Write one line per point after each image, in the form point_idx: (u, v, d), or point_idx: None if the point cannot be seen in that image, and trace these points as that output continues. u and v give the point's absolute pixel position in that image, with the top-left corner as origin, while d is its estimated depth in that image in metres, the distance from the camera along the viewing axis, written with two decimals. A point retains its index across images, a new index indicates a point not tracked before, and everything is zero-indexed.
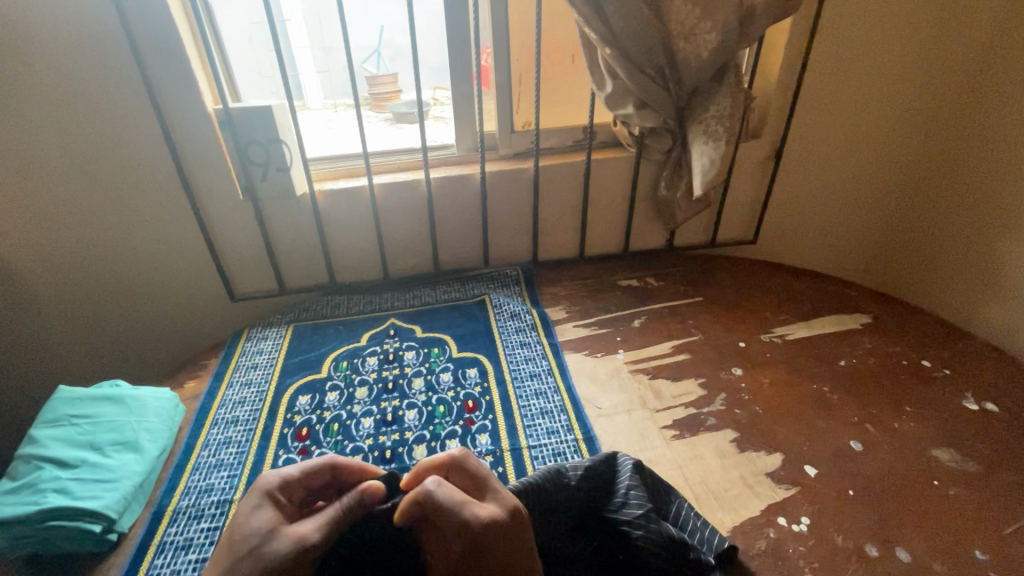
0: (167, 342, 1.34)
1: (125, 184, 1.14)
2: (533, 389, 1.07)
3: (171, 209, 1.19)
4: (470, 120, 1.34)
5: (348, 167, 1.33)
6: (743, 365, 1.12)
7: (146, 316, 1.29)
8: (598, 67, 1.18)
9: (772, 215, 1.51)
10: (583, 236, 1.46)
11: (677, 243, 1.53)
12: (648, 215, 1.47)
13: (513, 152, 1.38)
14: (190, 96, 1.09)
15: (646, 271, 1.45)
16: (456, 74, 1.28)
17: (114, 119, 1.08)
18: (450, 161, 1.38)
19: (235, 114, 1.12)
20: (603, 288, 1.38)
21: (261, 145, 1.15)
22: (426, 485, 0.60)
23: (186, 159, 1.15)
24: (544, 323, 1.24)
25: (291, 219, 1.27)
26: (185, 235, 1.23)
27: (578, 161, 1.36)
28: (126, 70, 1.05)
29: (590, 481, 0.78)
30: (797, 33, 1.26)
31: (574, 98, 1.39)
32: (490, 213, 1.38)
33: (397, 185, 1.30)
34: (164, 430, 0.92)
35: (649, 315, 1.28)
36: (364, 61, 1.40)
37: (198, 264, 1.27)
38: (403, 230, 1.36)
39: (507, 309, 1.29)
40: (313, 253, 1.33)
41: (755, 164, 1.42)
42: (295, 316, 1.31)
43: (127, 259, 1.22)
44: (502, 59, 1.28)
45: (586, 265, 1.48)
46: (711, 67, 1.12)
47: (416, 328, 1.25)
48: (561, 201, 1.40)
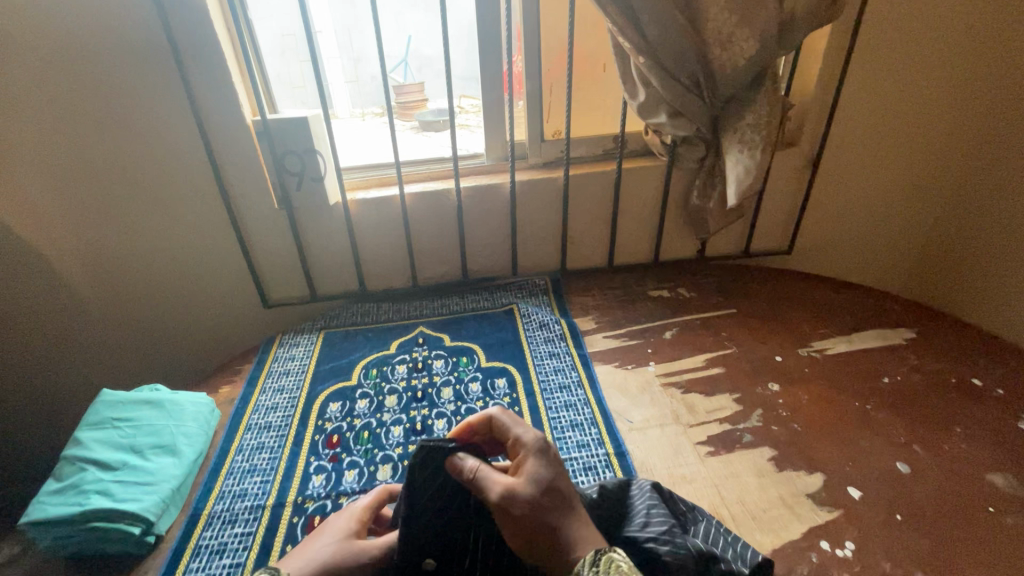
0: (202, 349, 1.37)
1: (167, 195, 1.18)
2: (562, 401, 1.05)
3: (210, 218, 1.22)
4: (500, 130, 1.35)
5: (379, 176, 1.35)
6: (779, 380, 1.08)
7: (184, 323, 1.33)
8: (631, 75, 1.17)
9: (808, 225, 1.47)
10: (613, 245, 1.44)
11: (709, 253, 1.50)
12: (678, 225, 1.45)
13: (542, 161, 1.38)
14: (230, 109, 1.13)
15: (676, 281, 1.42)
16: (487, 83, 1.28)
17: (157, 131, 1.12)
18: (480, 170, 1.38)
19: (273, 125, 1.15)
20: (632, 299, 1.36)
21: (296, 155, 1.18)
22: (489, 411, 0.71)
23: (224, 170, 1.18)
24: (575, 333, 1.23)
25: (323, 228, 1.29)
26: (222, 243, 1.26)
27: (608, 170, 1.35)
28: (170, 84, 1.09)
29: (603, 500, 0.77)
30: (837, 39, 1.22)
31: (606, 107, 1.37)
32: (519, 222, 1.38)
33: (428, 195, 1.31)
34: (201, 434, 0.93)
35: (680, 327, 1.25)
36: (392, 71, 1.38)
37: (234, 271, 1.30)
38: (432, 239, 1.37)
39: (536, 318, 1.28)
40: (345, 262, 1.35)
41: (792, 172, 1.38)
42: (326, 323, 1.33)
43: (166, 264, 1.25)
44: (532, 69, 1.28)
45: (614, 275, 1.47)
46: (747, 75, 1.10)
47: (445, 336, 1.26)
48: (591, 210, 1.39)
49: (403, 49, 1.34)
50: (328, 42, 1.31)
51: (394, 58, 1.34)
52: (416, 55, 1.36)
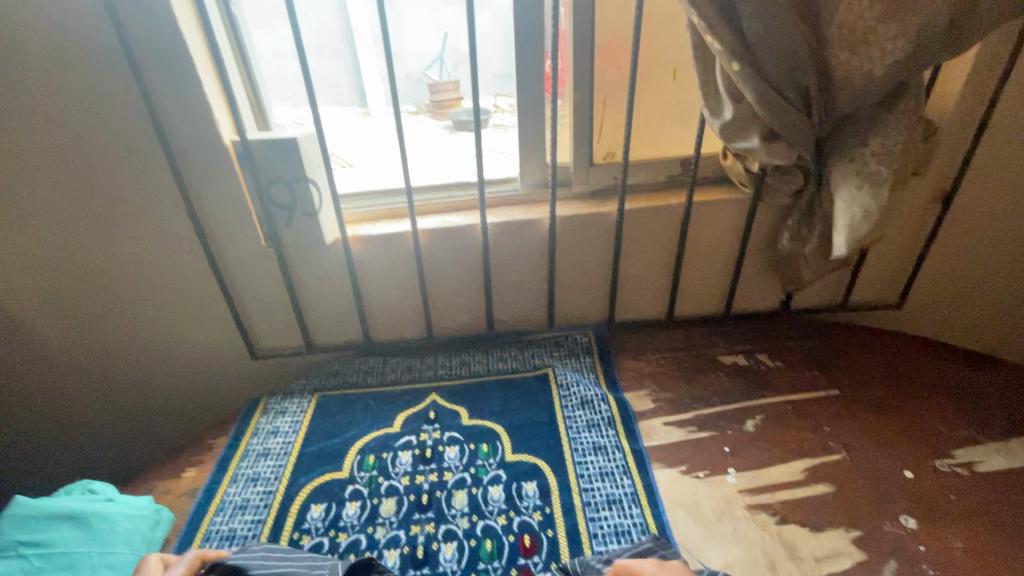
0: (179, 403, 1.17)
1: (131, 231, 0.97)
2: (611, 526, 0.79)
3: (182, 257, 1.01)
4: (539, 151, 1.08)
5: (390, 206, 1.11)
6: (915, 512, 0.78)
7: (156, 376, 1.12)
8: (714, 87, 0.89)
9: (930, 276, 1.15)
10: (674, 295, 1.16)
11: (795, 306, 1.19)
12: (759, 272, 1.15)
13: (590, 190, 1.11)
14: (203, 127, 0.90)
15: (755, 344, 1.13)
16: (526, 93, 1.02)
17: (113, 154, 0.90)
18: (512, 199, 1.12)
19: (255, 147, 0.92)
20: (700, 368, 1.07)
21: (285, 184, 0.95)
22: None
23: (198, 200, 0.96)
24: (626, 417, 0.96)
25: (320, 269, 1.06)
26: (199, 285, 1.04)
27: (674, 204, 1.06)
28: (126, 97, 0.87)
29: None
30: (1001, 37, 0.90)
31: (674, 124, 1.08)
32: (559, 265, 1.12)
33: (448, 231, 1.06)
34: (133, 565, 0.70)
35: (766, 414, 0.96)
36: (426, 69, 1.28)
37: (215, 317, 1.08)
38: (451, 283, 1.12)
39: (577, 392, 1.01)
40: (345, 307, 1.12)
41: (916, 210, 1.07)
42: (321, 382, 1.10)
43: (134, 309, 1.05)
44: (583, 76, 1.00)
45: (675, 331, 1.18)
46: (883, 88, 0.80)
47: (462, 411, 1.01)
48: (649, 253, 1.11)
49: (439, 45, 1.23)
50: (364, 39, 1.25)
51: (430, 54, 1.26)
52: (452, 50, 1.26)
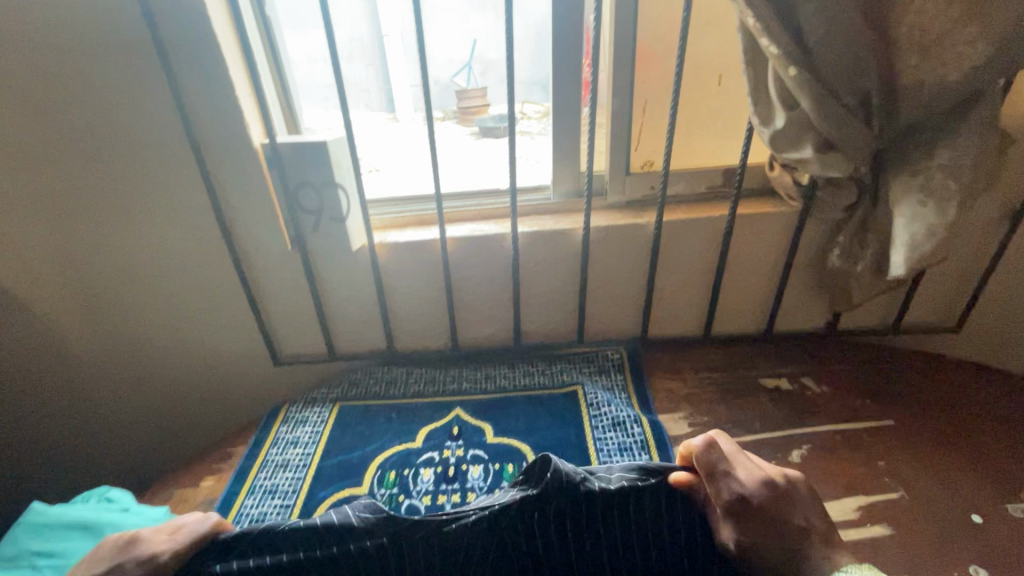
0: (200, 409, 1.15)
1: (159, 233, 0.96)
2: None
3: (209, 261, 0.99)
4: (574, 159, 1.04)
5: (418, 213, 1.08)
6: (986, 562, 0.71)
7: (178, 379, 1.11)
8: (766, 94, 0.83)
9: (993, 300, 1.06)
10: (712, 313, 1.10)
11: (842, 327, 1.12)
12: (804, 290, 1.08)
13: (625, 201, 1.07)
14: (233, 130, 0.89)
15: (798, 367, 1.06)
16: (562, 100, 0.98)
17: (144, 155, 0.90)
18: (544, 208, 1.08)
19: (285, 150, 0.90)
20: (739, 391, 1.01)
21: (313, 189, 0.93)
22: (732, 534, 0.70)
23: (226, 203, 0.95)
24: (658, 435, 0.91)
25: (346, 276, 1.04)
26: (225, 290, 1.03)
27: (715, 217, 1.01)
28: (159, 98, 0.86)
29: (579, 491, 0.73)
30: None
31: (717, 133, 1.03)
32: (591, 278, 1.07)
33: (477, 240, 1.02)
34: None
35: (813, 445, 0.89)
36: (454, 76, 1.26)
37: (240, 323, 1.06)
38: (479, 294, 1.08)
39: (607, 413, 0.96)
40: (370, 316, 1.09)
41: (981, 228, 0.99)
42: (342, 392, 1.07)
43: (160, 312, 1.03)
44: (623, 81, 0.96)
45: (712, 350, 1.12)
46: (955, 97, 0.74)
47: (487, 429, 0.96)
48: (687, 268, 1.06)
49: (469, 52, 1.21)
50: (394, 47, 1.23)
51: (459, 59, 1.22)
52: (481, 58, 1.23)
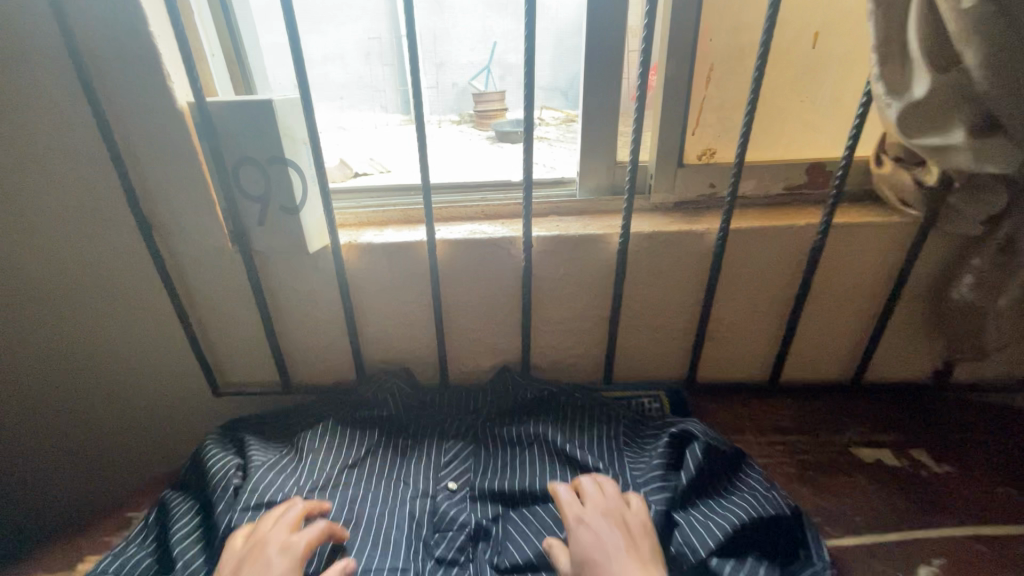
0: (124, 445, 0.91)
1: (50, 218, 0.72)
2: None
3: (122, 259, 0.75)
4: (611, 141, 0.79)
5: (403, 207, 0.83)
6: None
7: (92, 409, 0.87)
8: (900, 46, 0.57)
9: None
10: (784, 351, 0.83)
11: (958, 380, 0.84)
12: (910, 329, 0.82)
13: (674, 201, 0.81)
14: (148, 84, 0.65)
15: (903, 434, 0.79)
16: (600, 60, 0.73)
17: (25, 111, 0.65)
18: (569, 207, 0.83)
19: (217, 113, 0.65)
20: (824, 464, 0.74)
21: (257, 168, 0.68)
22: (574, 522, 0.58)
23: (142, 182, 0.71)
24: (786, 537, 0.62)
25: (303, 286, 0.79)
26: (144, 296, 0.78)
27: (799, 225, 0.75)
28: (38, 25, 0.61)
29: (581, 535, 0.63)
30: None
31: (806, 115, 0.76)
32: (626, 301, 0.81)
33: (477, 246, 0.77)
34: None
35: (945, 558, 0.61)
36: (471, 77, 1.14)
37: (167, 339, 0.82)
38: (478, 315, 0.83)
39: (646, 479, 0.67)
40: (336, 338, 0.84)
41: None
42: (289, 430, 0.81)
43: (62, 321, 0.79)
44: (684, 37, 0.70)
45: (780, 401, 0.85)
46: None
47: (484, 507, 0.69)
48: (755, 292, 0.80)
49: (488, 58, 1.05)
50: None
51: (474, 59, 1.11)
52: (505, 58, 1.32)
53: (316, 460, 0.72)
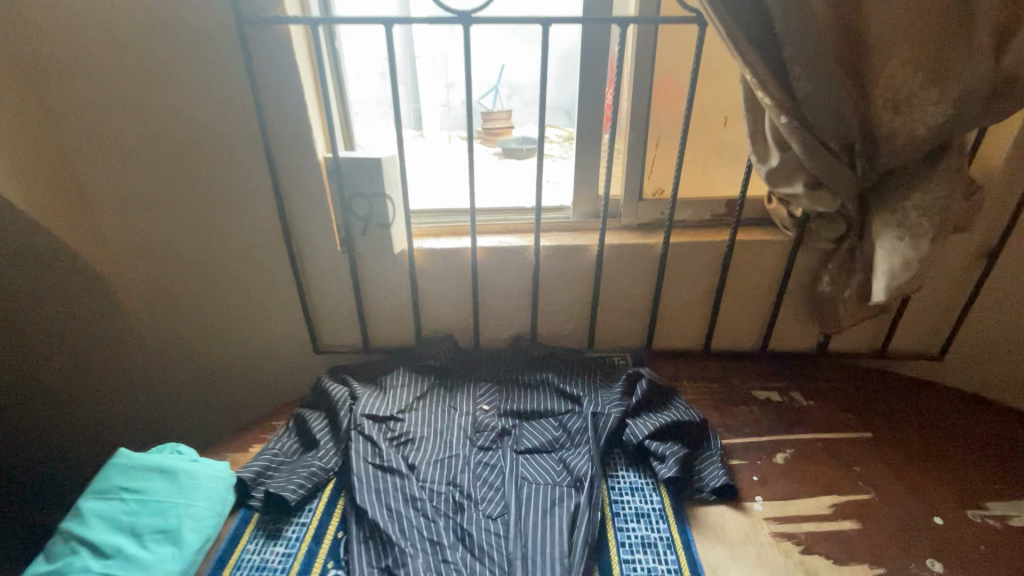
0: (243, 394, 1.26)
1: (226, 230, 1.09)
2: (645, 569, 0.79)
3: (266, 257, 1.12)
4: (593, 181, 1.17)
5: (452, 224, 1.22)
6: (942, 556, 0.80)
7: (226, 365, 1.22)
8: (763, 135, 0.95)
9: (971, 332, 1.16)
10: (712, 328, 1.21)
11: (833, 349, 1.22)
12: (797, 313, 1.19)
13: (637, 223, 1.19)
14: (303, 145, 1.03)
15: (789, 382, 1.16)
16: (585, 131, 1.12)
17: (225, 163, 1.03)
18: (564, 226, 1.21)
19: (344, 164, 1.04)
20: (732, 399, 1.11)
21: (366, 199, 1.07)
22: None
23: (290, 206, 1.08)
24: (694, 432, 0.98)
25: (385, 276, 1.17)
26: (277, 282, 1.15)
27: (717, 241, 1.13)
28: (240, 111, 0.99)
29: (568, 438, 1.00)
30: None
31: (721, 168, 1.15)
32: (602, 290, 1.19)
33: (503, 251, 1.15)
34: (212, 519, 0.79)
35: (796, 449, 0.99)
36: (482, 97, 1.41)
37: (287, 314, 1.19)
38: (502, 299, 1.21)
39: (611, 401, 1.05)
40: (402, 313, 1.21)
41: (958, 266, 1.09)
42: (370, 373, 1.17)
43: (218, 300, 1.16)
44: (641, 119, 1.09)
45: (710, 362, 1.23)
46: (923, 149, 0.86)
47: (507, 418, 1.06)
48: (690, 285, 1.17)
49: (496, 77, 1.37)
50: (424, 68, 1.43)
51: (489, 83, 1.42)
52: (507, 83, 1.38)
53: (397, 390, 1.10)
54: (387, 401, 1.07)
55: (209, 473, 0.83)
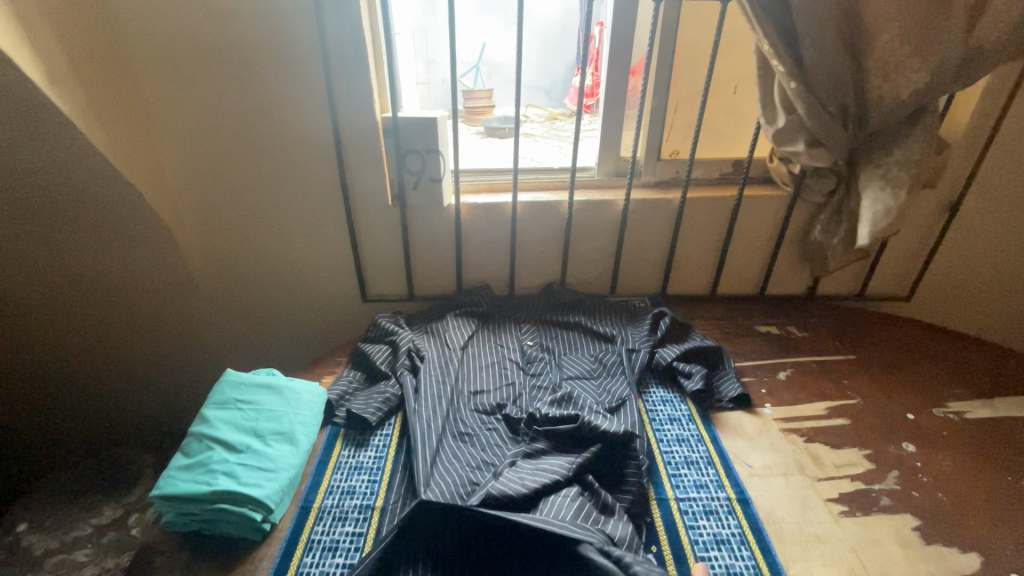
0: (298, 337, 1.38)
1: (287, 185, 1.19)
2: (682, 456, 0.96)
3: (325, 210, 1.22)
4: (616, 144, 1.32)
5: (489, 182, 1.33)
6: (915, 441, 0.99)
7: (283, 308, 1.34)
8: (772, 101, 1.11)
9: (935, 274, 1.37)
10: (719, 273, 1.38)
11: (821, 291, 1.41)
12: (791, 259, 1.38)
13: (655, 181, 1.34)
14: (365, 105, 1.12)
15: (785, 318, 1.35)
16: (611, 96, 1.25)
17: (293, 126, 1.13)
18: (591, 184, 1.35)
19: (402, 123, 1.13)
20: (739, 332, 1.29)
21: (419, 154, 1.17)
22: None
23: (349, 162, 1.18)
24: (713, 357, 1.16)
25: (432, 228, 1.28)
26: (334, 235, 1.26)
27: (726, 196, 1.29)
28: (310, 74, 1.08)
29: (605, 363, 1.15)
30: (998, 83, 1.13)
31: (730, 132, 1.31)
32: (625, 241, 1.34)
33: (539, 205, 1.28)
34: (316, 425, 0.92)
35: (795, 368, 1.17)
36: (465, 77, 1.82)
37: (340, 264, 1.29)
38: (535, 249, 1.34)
39: (638, 336, 1.20)
40: (445, 263, 1.34)
41: (929, 215, 1.29)
42: (419, 317, 1.29)
43: (278, 251, 1.26)
44: (661, 86, 1.23)
45: (716, 305, 1.40)
46: (906, 111, 1.03)
47: (551, 351, 1.20)
48: (701, 235, 1.34)
49: (477, 56, 1.77)
50: (408, 43, 1.54)
51: (469, 65, 1.80)
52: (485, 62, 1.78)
53: (448, 331, 1.21)
54: (441, 342, 1.18)
55: (305, 388, 0.97)
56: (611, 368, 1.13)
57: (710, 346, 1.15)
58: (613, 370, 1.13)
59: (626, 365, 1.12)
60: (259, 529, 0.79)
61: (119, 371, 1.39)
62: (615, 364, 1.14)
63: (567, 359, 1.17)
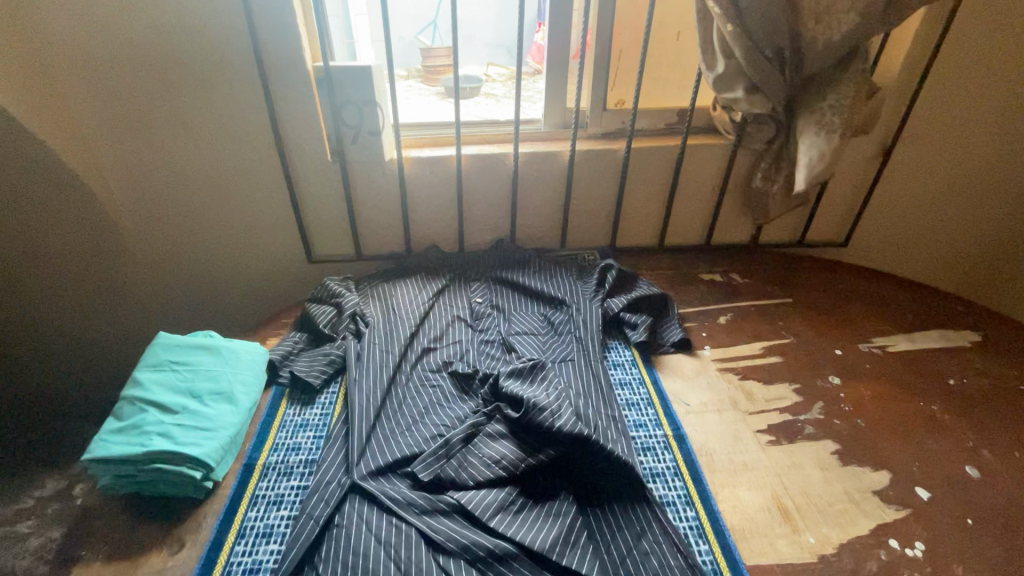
0: (245, 300, 1.35)
1: (216, 141, 1.13)
2: (624, 399, 0.99)
3: (261, 168, 1.17)
4: (563, 94, 1.29)
5: (434, 135, 1.30)
6: (840, 374, 1.06)
7: (226, 272, 1.30)
8: (711, 45, 1.10)
9: (870, 219, 1.42)
10: (666, 224, 1.40)
11: (764, 239, 1.45)
12: (735, 208, 1.40)
13: (601, 132, 1.33)
14: (294, 54, 1.06)
15: (729, 266, 1.39)
16: (555, 44, 1.22)
17: (216, 78, 1.06)
18: (537, 136, 1.33)
19: (335, 72, 1.08)
20: (684, 281, 1.32)
21: (356, 106, 1.12)
22: None
23: (282, 116, 1.12)
24: (657, 304, 1.18)
25: (376, 184, 1.25)
26: (274, 195, 1.21)
27: (671, 145, 1.30)
28: (231, 20, 1.01)
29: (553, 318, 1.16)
30: (928, 26, 1.16)
31: (674, 80, 1.31)
32: (573, 193, 1.34)
33: (485, 159, 1.26)
34: (257, 384, 0.91)
35: (735, 313, 1.21)
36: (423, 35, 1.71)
37: (282, 224, 1.25)
38: (484, 204, 1.33)
39: (585, 288, 1.21)
40: (393, 222, 1.31)
41: (863, 161, 1.33)
42: (369, 277, 1.27)
43: (214, 211, 1.21)
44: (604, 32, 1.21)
45: (664, 255, 1.43)
46: (838, 54, 1.04)
47: (501, 308, 1.20)
48: (648, 186, 1.35)
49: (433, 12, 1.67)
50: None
51: (426, 22, 1.71)
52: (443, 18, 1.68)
53: (397, 292, 1.19)
54: (391, 303, 1.16)
55: (245, 348, 0.95)
56: (559, 323, 1.14)
57: (654, 293, 1.18)
58: (562, 324, 1.14)
59: (574, 317, 1.13)
60: (200, 487, 0.79)
61: (52, 343, 1.33)
62: (563, 318, 1.15)
63: (518, 315, 1.17)
